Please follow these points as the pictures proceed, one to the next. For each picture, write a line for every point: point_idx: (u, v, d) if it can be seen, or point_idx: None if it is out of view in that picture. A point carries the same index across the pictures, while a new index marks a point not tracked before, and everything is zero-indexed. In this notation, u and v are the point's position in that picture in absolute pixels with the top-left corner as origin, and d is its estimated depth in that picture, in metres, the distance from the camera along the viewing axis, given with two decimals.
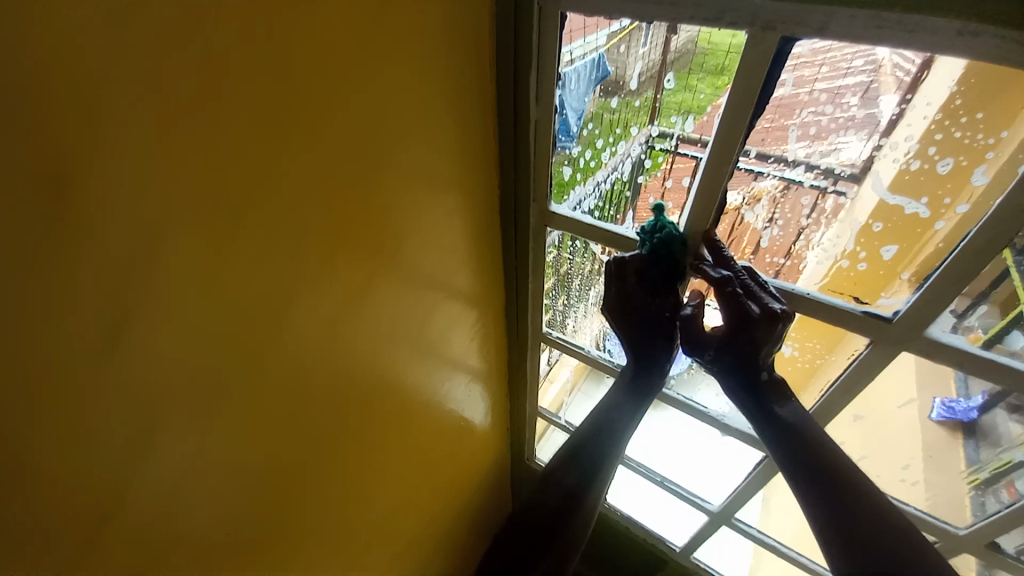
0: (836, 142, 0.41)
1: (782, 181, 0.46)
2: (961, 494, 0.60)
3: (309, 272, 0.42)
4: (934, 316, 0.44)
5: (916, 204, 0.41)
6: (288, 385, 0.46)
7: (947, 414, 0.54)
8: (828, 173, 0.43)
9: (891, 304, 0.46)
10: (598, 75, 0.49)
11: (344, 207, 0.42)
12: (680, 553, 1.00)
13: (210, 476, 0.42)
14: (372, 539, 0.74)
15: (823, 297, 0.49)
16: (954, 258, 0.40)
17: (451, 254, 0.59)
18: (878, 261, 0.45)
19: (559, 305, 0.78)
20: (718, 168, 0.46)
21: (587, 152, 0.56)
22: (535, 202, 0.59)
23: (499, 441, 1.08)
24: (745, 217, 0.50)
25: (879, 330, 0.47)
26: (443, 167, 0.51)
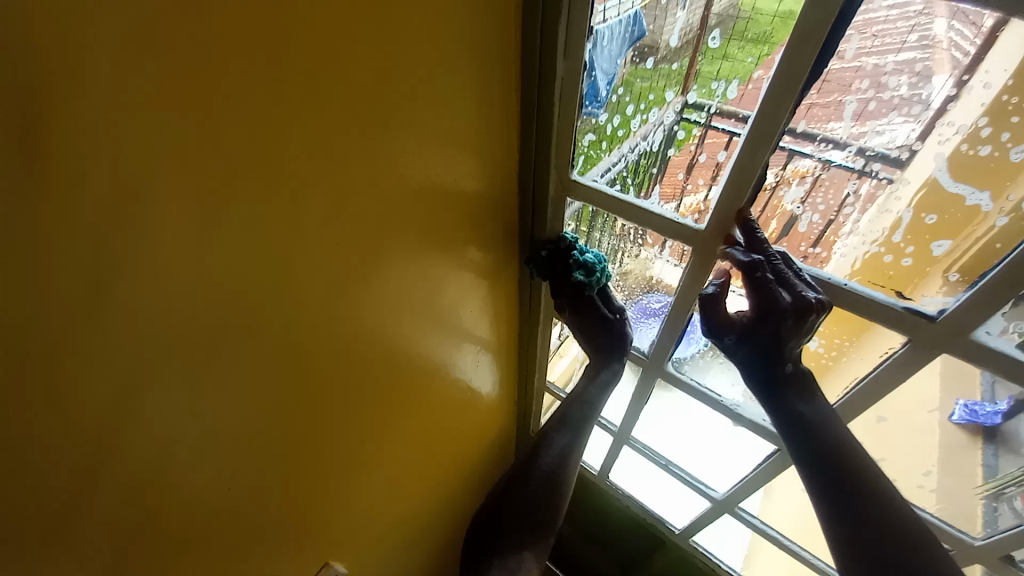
0: (879, 124, 0.38)
1: (823, 162, 0.42)
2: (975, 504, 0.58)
3: (320, 233, 0.41)
4: (983, 318, 0.40)
5: (979, 195, 0.37)
6: (295, 345, 0.45)
7: (969, 418, 0.52)
8: (867, 156, 0.40)
9: (935, 301, 0.42)
10: (637, 35, 0.45)
11: (357, 166, 0.40)
12: (679, 535, 1.01)
13: (213, 435, 0.42)
14: (377, 500, 0.76)
15: (862, 289, 0.45)
16: (1015, 257, 0.36)
17: (464, 222, 0.57)
18: (924, 257, 0.42)
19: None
20: (758, 146, 0.42)
21: (615, 120, 0.52)
22: (554, 170, 0.56)
23: (506, 413, 1.08)
24: (779, 197, 0.46)
25: (919, 329, 0.43)
26: (462, 129, 0.48)
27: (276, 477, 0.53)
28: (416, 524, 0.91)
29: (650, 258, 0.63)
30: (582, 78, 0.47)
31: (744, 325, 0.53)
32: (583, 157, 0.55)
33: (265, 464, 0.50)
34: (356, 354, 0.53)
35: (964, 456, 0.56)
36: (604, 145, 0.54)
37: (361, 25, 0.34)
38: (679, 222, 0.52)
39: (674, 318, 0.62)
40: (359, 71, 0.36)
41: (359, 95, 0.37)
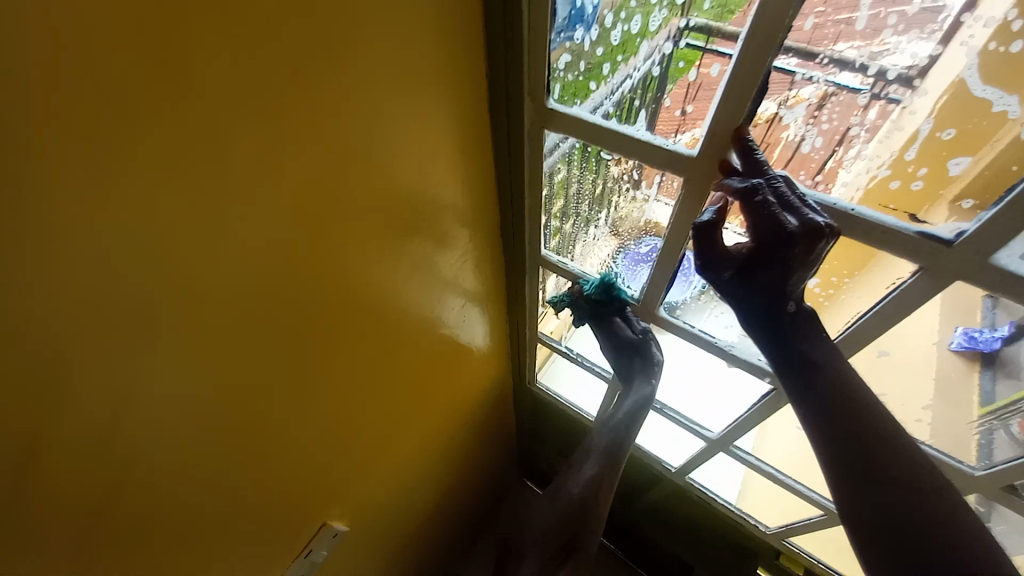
0: (894, 39, 0.33)
1: (830, 86, 0.37)
2: (971, 437, 0.58)
3: (267, 187, 0.36)
4: (1006, 240, 0.36)
5: (1009, 99, 0.32)
6: (257, 314, 0.41)
7: (967, 345, 0.50)
8: (879, 80, 0.36)
9: (953, 222, 0.38)
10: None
11: (299, 96, 0.34)
12: (674, 472, 1.03)
13: (174, 411, 0.39)
14: (372, 456, 0.76)
15: (872, 215, 0.41)
16: None
17: (437, 167, 0.52)
18: (938, 177, 0.37)
19: (568, 229, 0.71)
20: (755, 62, 0.37)
21: (598, 48, 0.47)
22: (530, 98, 0.50)
23: (500, 364, 1.07)
24: (785, 128, 0.42)
25: (936, 256, 0.40)
26: (425, 59, 0.42)
27: (258, 441, 0.51)
28: (414, 475, 0.93)
29: (642, 201, 0.58)
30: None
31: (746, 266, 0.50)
32: (560, 84, 0.49)
33: (245, 428, 0.48)
34: (330, 315, 0.50)
35: (959, 383, 0.55)
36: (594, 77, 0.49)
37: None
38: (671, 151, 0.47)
39: (667, 258, 0.60)
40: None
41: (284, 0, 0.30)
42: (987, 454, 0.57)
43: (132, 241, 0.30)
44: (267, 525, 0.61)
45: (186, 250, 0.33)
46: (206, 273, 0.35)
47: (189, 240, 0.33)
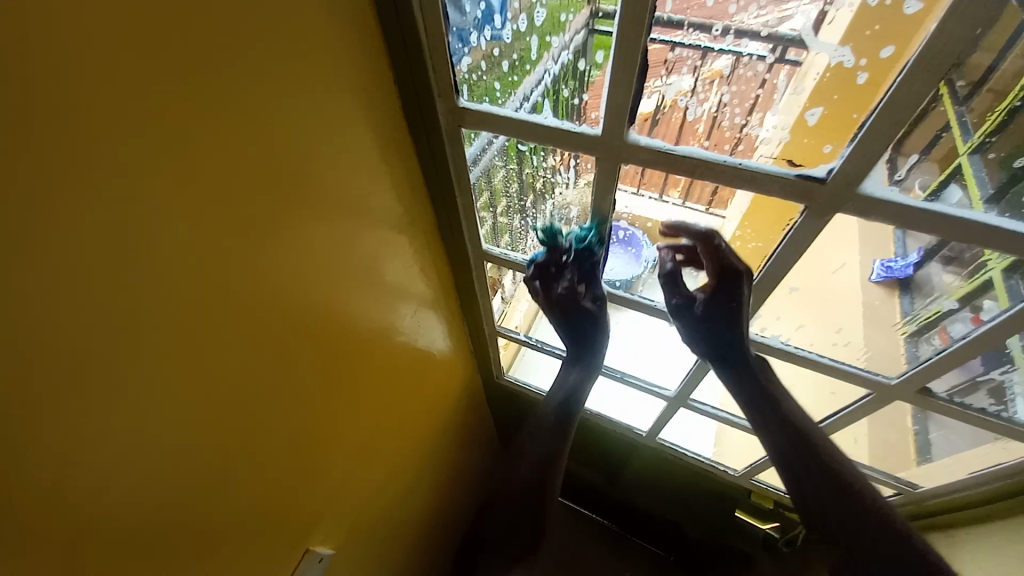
0: (788, 7, 0.36)
1: (737, 57, 0.41)
2: (897, 349, 0.62)
3: (173, 216, 0.36)
4: (867, 170, 0.41)
5: (841, 52, 0.37)
6: (189, 345, 0.41)
7: (885, 275, 0.56)
8: (781, 44, 0.38)
9: (825, 161, 0.43)
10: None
11: (190, 116, 0.34)
12: (646, 436, 1.08)
13: (119, 457, 0.38)
14: (347, 474, 0.75)
15: (757, 165, 0.45)
16: (878, 112, 0.37)
17: (360, 178, 0.52)
18: (801, 127, 0.42)
19: (515, 225, 0.75)
20: (629, 45, 0.40)
21: (496, 50, 0.50)
22: (440, 99, 0.51)
23: (465, 363, 1.08)
24: (710, 102, 0.44)
25: (814, 192, 0.45)
26: (326, 74, 0.42)
27: (217, 475, 0.50)
28: (395, 486, 0.92)
29: (568, 184, 0.62)
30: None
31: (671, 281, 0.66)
32: (467, 85, 0.51)
33: (199, 463, 0.47)
34: (271, 336, 0.49)
35: (885, 310, 0.62)
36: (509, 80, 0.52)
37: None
38: (581, 131, 0.49)
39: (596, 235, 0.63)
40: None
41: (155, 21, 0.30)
42: (912, 360, 0.61)
43: (29, 282, 0.29)
44: (244, 562, 0.59)
45: (94, 285, 0.32)
46: (122, 307, 0.35)
47: (95, 275, 0.32)
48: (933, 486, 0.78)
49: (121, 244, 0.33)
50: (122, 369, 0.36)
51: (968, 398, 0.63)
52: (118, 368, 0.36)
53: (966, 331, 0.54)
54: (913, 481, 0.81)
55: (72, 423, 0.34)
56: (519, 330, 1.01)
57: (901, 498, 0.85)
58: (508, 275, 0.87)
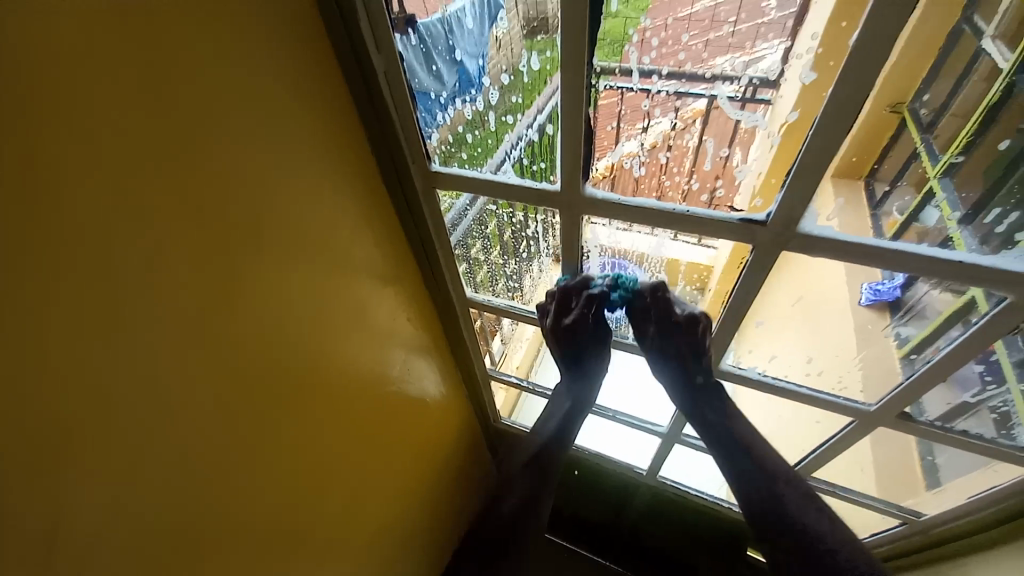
0: (755, 50, 0.39)
1: (713, 99, 0.43)
2: (893, 365, 0.61)
3: (182, 280, 0.41)
4: (801, 211, 0.45)
5: (754, 114, 0.42)
6: (194, 396, 0.45)
7: (875, 298, 0.57)
8: (752, 85, 0.40)
9: (762, 208, 0.47)
10: (494, 15, 0.46)
11: (179, 178, 0.39)
12: (647, 474, 1.08)
13: (134, 503, 0.42)
14: (341, 529, 0.74)
15: (701, 212, 0.49)
16: (797, 166, 0.41)
17: (343, 236, 0.58)
18: (730, 182, 0.48)
19: (509, 269, 0.78)
20: (573, 103, 0.45)
21: (463, 126, 0.56)
22: (414, 164, 0.58)
23: (463, 410, 1.10)
24: (688, 142, 0.46)
25: (758, 233, 0.48)
26: (307, 150, 0.50)
27: (208, 524, 0.50)
28: (391, 543, 0.89)
29: (538, 237, 0.69)
30: (404, 75, 0.49)
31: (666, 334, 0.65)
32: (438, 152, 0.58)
33: (193, 510, 0.48)
34: (259, 381, 0.52)
35: (876, 334, 0.62)
36: (479, 151, 0.57)
37: (133, 33, 0.33)
38: (541, 188, 0.54)
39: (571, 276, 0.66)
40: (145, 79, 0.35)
41: (154, 102, 0.36)
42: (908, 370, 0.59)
43: (63, 339, 0.34)
44: None
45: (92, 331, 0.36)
46: (128, 355, 0.38)
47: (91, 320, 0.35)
48: (935, 514, 0.77)
49: (122, 292, 0.37)
50: (122, 410, 0.39)
51: (959, 423, 0.63)
52: (121, 408, 0.39)
53: (947, 343, 0.53)
54: (917, 509, 0.80)
55: (67, 462, 0.36)
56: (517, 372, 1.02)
57: (908, 528, 0.83)
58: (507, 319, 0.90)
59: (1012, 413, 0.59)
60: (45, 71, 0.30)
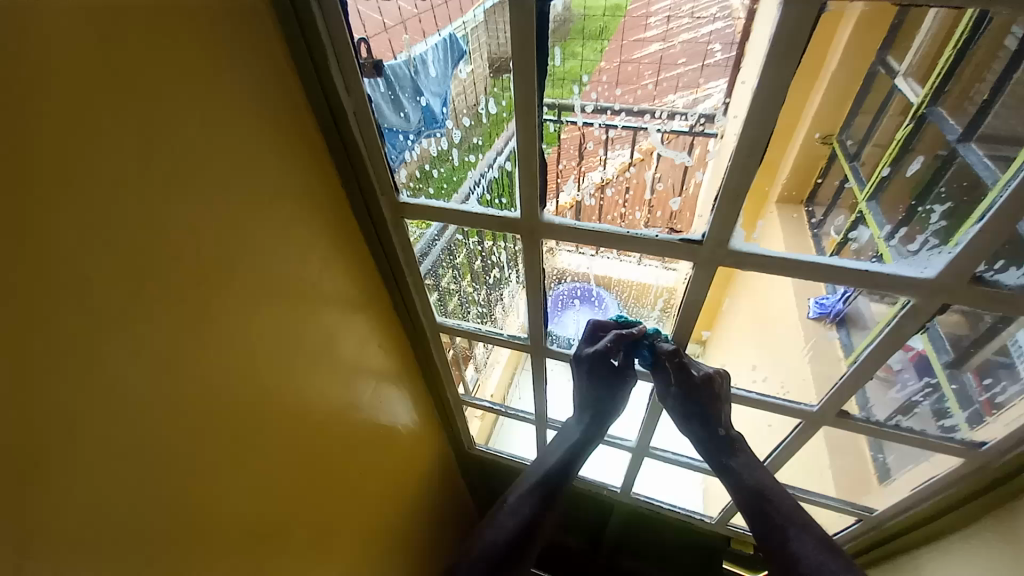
0: (705, 88, 0.44)
1: (665, 133, 0.49)
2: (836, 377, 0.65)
3: (156, 308, 0.43)
4: (729, 233, 0.50)
5: (683, 154, 0.49)
6: (165, 424, 0.45)
7: (822, 311, 0.64)
8: (699, 120, 0.46)
9: (698, 227, 0.52)
10: (457, 61, 0.51)
11: (152, 212, 0.41)
12: (621, 491, 1.10)
13: (99, 536, 0.41)
14: (314, 565, 0.72)
15: (641, 232, 0.54)
16: (721, 195, 0.47)
17: (314, 266, 0.60)
18: (669, 210, 0.53)
19: (480, 297, 0.82)
20: (529, 140, 0.50)
21: (428, 162, 0.60)
22: (382, 195, 0.61)
23: (436, 438, 1.10)
24: (644, 176, 0.52)
25: (696, 251, 0.53)
26: (278, 184, 0.52)
27: (176, 559, 0.49)
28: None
29: (502, 265, 0.73)
30: (373, 116, 0.54)
31: (681, 376, 0.65)
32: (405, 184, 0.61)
33: (158, 548, 0.47)
34: (229, 410, 0.52)
35: (827, 346, 0.68)
36: (445, 185, 0.61)
37: (116, 74, 0.36)
38: (502, 215, 0.57)
39: (536, 296, 0.69)
40: (124, 123, 0.37)
41: (129, 142, 0.38)
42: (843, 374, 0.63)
43: (33, 366, 0.35)
44: None
45: (60, 363, 0.36)
46: (100, 381, 0.39)
47: (63, 345, 0.36)
48: (885, 509, 0.82)
49: (95, 319, 0.38)
50: (93, 437, 0.39)
51: (905, 423, 0.69)
52: (90, 436, 0.39)
53: (871, 345, 0.58)
54: (868, 505, 0.85)
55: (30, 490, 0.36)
56: (489, 396, 1.02)
57: (863, 524, 0.87)
58: (478, 345, 0.93)
59: (945, 407, 0.66)
60: (29, 110, 0.32)
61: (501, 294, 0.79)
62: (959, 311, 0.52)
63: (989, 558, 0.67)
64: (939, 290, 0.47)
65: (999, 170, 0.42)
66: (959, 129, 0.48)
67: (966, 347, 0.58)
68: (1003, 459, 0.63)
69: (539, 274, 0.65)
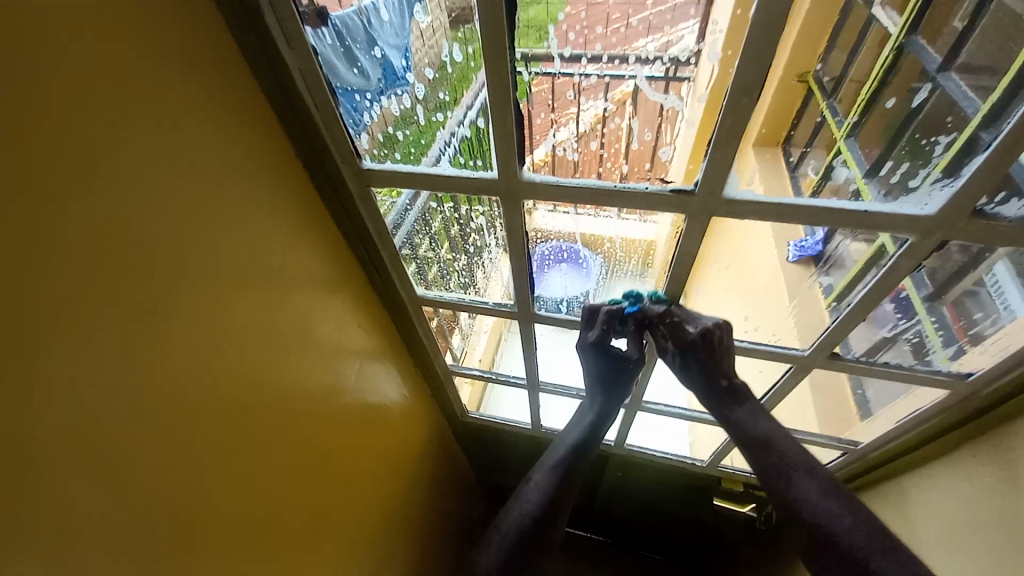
0: (676, 30, 0.43)
1: (638, 80, 0.46)
2: (819, 318, 0.66)
3: (106, 308, 0.38)
4: (726, 178, 0.46)
5: (669, 98, 0.47)
6: (137, 433, 0.42)
7: (801, 252, 0.67)
8: (674, 63, 0.45)
9: (693, 176, 0.48)
10: (413, 8, 0.46)
11: (79, 203, 0.35)
12: (615, 444, 1.11)
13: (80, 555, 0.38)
14: (315, 549, 0.71)
15: (632, 184, 0.49)
16: (717, 137, 0.43)
17: (279, 247, 0.55)
18: (655, 159, 0.51)
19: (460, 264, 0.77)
20: (502, 91, 0.44)
21: (392, 124, 0.55)
22: (344, 165, 0.56)
23: (427, 408, 1.09)
24: (622, 125, 0.50)
25: (686, 203, 0.49)
26: (228, 158, 0.47)
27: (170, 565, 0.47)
28: (368, 556, 0.87)
29: (482, 230, 0.70)
30: (323, 73, 0.48)
31: (687, 355, 0.68)
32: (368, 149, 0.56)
33: (150, 557, 0.44)
34: (207, 409, 0.49)
35: (806, 284, 0.71)
36: (413, 150, 0.56)
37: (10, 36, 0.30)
38: (478, 177, 0.53)
39: (519, 262, 0.66)
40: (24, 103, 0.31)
41: (39, 119, 0.32)
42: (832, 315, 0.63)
43: None
44: None
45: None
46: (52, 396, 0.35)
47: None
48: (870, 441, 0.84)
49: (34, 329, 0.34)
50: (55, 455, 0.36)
51: (886, 356, 0.69)
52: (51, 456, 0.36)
53: (862, 288, 0.58)
54: (854, 438, 0.87)
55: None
56: (476, 365, 1.01)
57: (848, 456, 0.90)
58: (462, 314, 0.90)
59: (925, 342, 0.66)
60: None
61: (481, 259, 0.76)
62: (954, 246, 0.50)
63: (977, 481, 0.70)
64: (939, 227, 0.45)
65: (979, 97, 0.41)
66: (939, 58, 0.47)
67: (950, 278, 0.57)
68: (989, 387, 0.65)
69: (520, 238, 0.61)
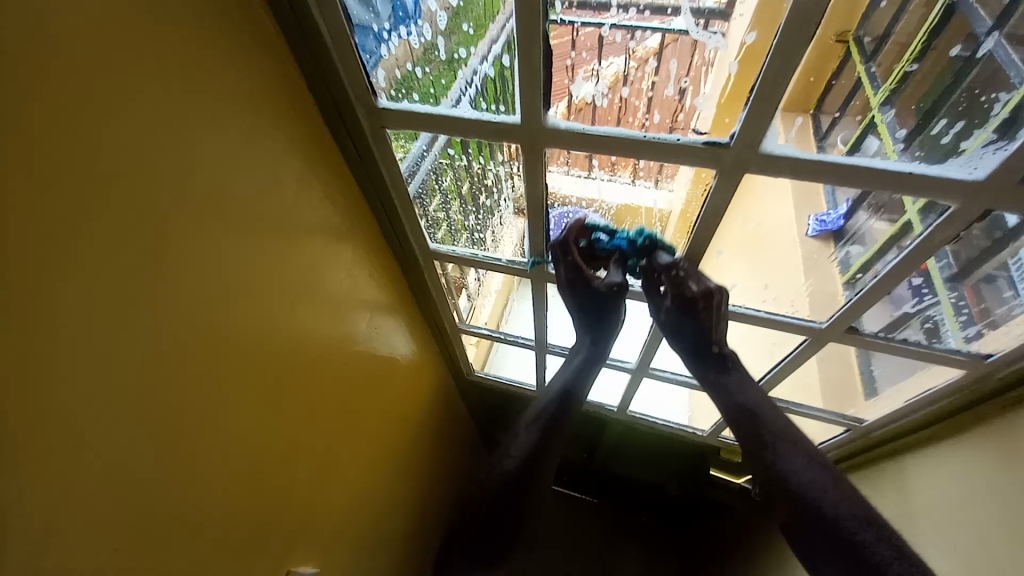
0: None
1: (667, 33, 0.43)
2: (834, 292, 0.65)
3: (114, 235, 0.37)
4: (762, 133, 0.44)
5: (715, 37, 0.42)
6: (147, 364, 0.42)
7: (821, 229, 0.62)
8: (703, 16, 0.41)
9: (728, 128, 0.45)
10: None
11: (84, 121, 0.34)
12: (618, 409, 1.12)
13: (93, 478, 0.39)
14: (320, 490, 0.73)
15: (656, 136, 0.47)
16: (758, 87, 0.40)
17: (287, 188, 0.54)
18: (688, 110, 0.46)
19: (471, 221, 0.74)
20: (531, 26, 0.41)
21: (411, 61, 0.51)
22: (357, 102, 0.53)
23: (434, 364, 1.09)
24: (645, 80, 0.46)
25: (719, 156, 0.47)
26: (235, 89, 0.45)
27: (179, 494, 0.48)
28: (371, 503, 0.90)
29: (498, 189, 0.67)
30: (338, 1, 0.44)
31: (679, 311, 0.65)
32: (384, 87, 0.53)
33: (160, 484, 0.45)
34: (214, 346, 0.48)
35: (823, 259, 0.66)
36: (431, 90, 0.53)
37: None
38: (500, 120, 0.50)
39: (534, 219, 0.64)
40: (16, 2, 0.29)
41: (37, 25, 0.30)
42: (850, 289, 0.62)
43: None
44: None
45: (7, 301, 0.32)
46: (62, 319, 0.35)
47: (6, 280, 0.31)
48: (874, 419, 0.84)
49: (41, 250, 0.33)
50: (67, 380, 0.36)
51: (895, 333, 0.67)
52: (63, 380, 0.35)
53: (887, 262, 0.56)
54: (859, 416, 0.87)
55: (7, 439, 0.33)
56: (484, 324, 1.00)
57: (851, 433, 0.90)
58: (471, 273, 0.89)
59: (942, 326, 0.64)
60: None
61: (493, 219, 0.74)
62: (991, 220, 0.48)
63: (979, 463, 0.70)
64: (985, 193, 0.43)
65: None
66: (989, 20, 0.41)
67: (976, 258, 0.55)
68: (1006, 371, 0.63)
69: (538, 196, 0.60)
